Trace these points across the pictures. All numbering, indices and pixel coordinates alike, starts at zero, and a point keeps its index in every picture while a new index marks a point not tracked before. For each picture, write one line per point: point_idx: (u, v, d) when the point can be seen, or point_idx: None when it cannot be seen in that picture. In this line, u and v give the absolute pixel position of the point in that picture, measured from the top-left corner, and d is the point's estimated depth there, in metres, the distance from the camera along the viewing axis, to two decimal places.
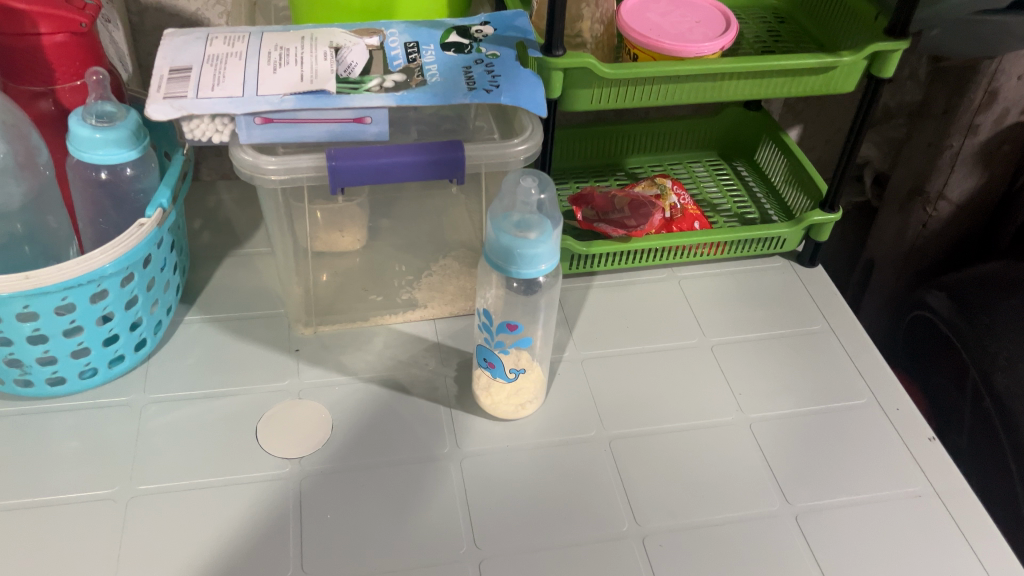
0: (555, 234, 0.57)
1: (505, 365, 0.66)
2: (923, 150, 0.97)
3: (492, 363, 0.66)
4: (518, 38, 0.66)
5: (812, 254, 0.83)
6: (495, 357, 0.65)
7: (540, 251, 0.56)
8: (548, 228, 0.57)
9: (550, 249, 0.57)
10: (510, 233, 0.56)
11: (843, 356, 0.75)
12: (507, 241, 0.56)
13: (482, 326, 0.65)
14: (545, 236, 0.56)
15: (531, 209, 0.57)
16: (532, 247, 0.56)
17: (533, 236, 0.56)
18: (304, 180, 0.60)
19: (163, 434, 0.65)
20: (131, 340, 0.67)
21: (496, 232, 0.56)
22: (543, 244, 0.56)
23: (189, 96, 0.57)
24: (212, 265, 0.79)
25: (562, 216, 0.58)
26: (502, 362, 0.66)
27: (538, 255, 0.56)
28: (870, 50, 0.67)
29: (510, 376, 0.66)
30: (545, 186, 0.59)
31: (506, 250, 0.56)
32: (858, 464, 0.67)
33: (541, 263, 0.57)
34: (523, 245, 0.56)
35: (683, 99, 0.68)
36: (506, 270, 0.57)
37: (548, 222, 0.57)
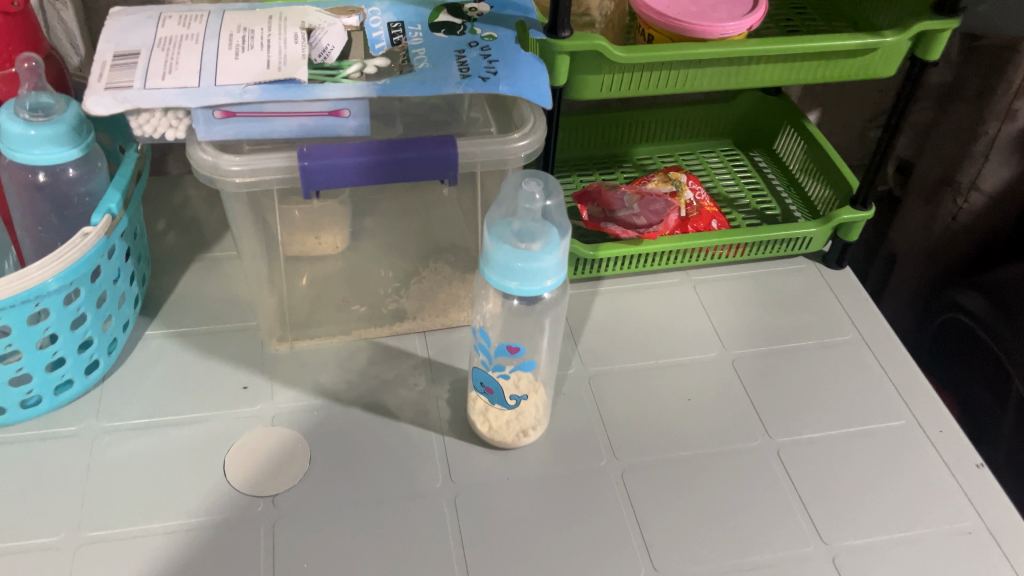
0: (562, 244, 0.49)
1: (504, 393, 0.58)
2: (954, 135, 0.89)
3: (490, 389, 0.58)
4: (518, 17, 0.58)
5: (841, 255, 0.76)
6: (493, 383, 0.57)
7: (545, 265, 0.49)
8: (554, 239, 0.49)
9: (556, 262, 0.49)
10: (511, 244, 0.49)
11: (878, 370, 0.68)
12: (506, 253, 0.48)
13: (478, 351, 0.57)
14: (551, 248, 0.49)
15: (534, 217, 0.50)
16: (534, 260, 0.48)
17: (537, 247, 0.49)
18: (274, 183, 0.53)
19: (117, 469, 0.57)
20: (80, 363, 0.59)
21: (495, 243, 0.49)
22: (549, 257, 0.49)
23: (135, 87, 0.49)
24: (177, 271, 0.71)
25: (570, 225, 0.51)
26: (500, 389, 0.58)
27: (541, 269, 0.49)
28: (916, 29, 0.60)
29: (510, 403, 0.59)
30: (551, 190, 0.51)
31: (505, 265, 0.49)
32: (900, 497, 0.60)
33: (546, 278, 0.49)
34: (525, 258, 0.48)
35: (705, 86, 0.60)
36: (505, 286, 0.49)
37: (554, 231, 0.50)
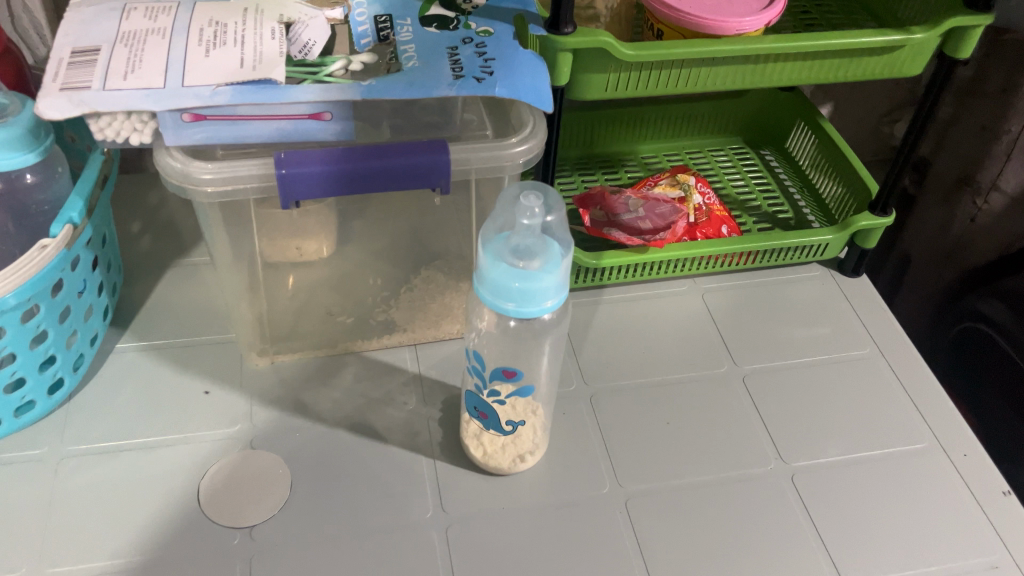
0: (563, 261, 0.45)
1: (500, 418, 0.54)
2: (974, 133, 0.85)
3: (485, 413, 0.54)
4: (516, 11, 0.53)
5: (858, 263, 0.71)
6: (488, 408, 0.54)
7: (544, 284, 0.44)
8: (554, 256, 0.45)
9: (557, 281, 0.45)
10: (508, 262, 0.44)
11: (898, 388, 0.64)
12: (502, 272, 0.44)
13: (472, 373, 0.53)
14: (550, 265, 0.44)
15: (533, 234, 0.45)
16: (533, 279, 0.44)
17: (536, 265, 0.44)
18: (249, 193, 0.48)
19: (82, 497, 0.53)
20: (42, 383, 0.55)
21: (490, 260, 0.44)
22: (549, 276, 0.44)
23: (94, 87, 0.44)
24: (151, 278, 0.67)
25: (572, 241, 0.46)
26: (494, 413, 0.54)
27: (542, 289, 0.44)
28: (947, 26, 0.55)
29: (505, 429, 0.55)
30: (550, 203, 0.47)
31: (501, 284, 0.44)
32: (923, 529, 0.56)
33: (547, 298, 0.45)
34: (523, 277, 0.44)
35: (719, 85, 0.56)
36: (502, 308, 0.45)
37: (554, 248, 0.45)
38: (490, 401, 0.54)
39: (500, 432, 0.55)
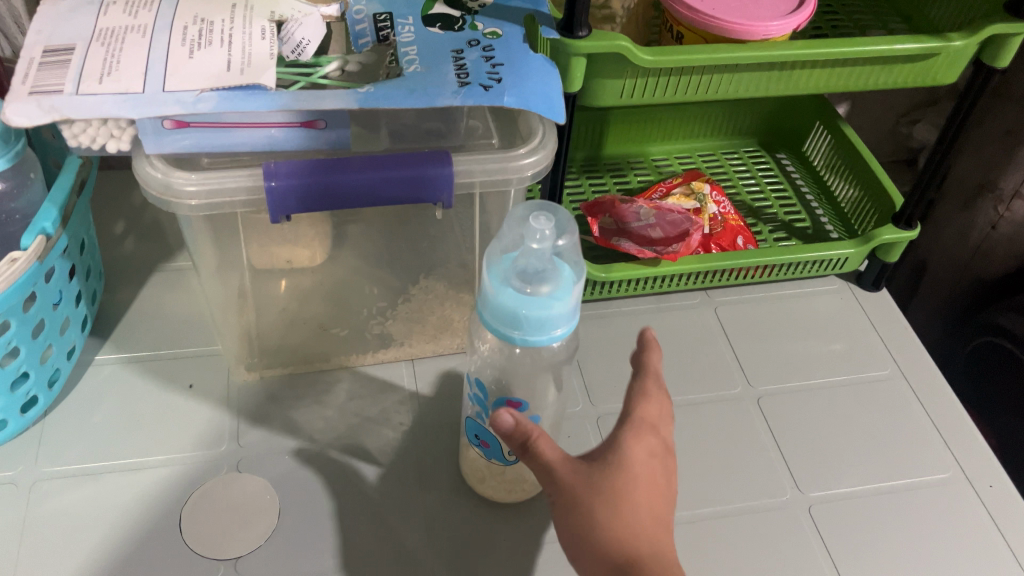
0: (576, 286, 0.41)
1: (500, 447, 0.49)
2: (998, 138, 0.81)
3: (485, 442, 0.50)
4: (526, 11, 0.49)
5: (878, 277, 0.68)
6: (487, 436, 0.49)
7: (555, 312, 0.40)
8: (566, 281, 0.41)
9: (568, 308, 0.41)
10: (514, 287, 0.40)
11: (919, 411, 0.61)
12: (509, 298, 0.40)
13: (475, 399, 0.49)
14: (562, 292, 0.40)
15: (545, 257, 0.41)
16: (542, 307, 0.40)
17: (545, 291, 0.40)
18: (236, 206, 0.45)
19: (55, 523, 0.50)
20: (14, 402, 0.51)
21: (496, 285, 0.41)
22: (560, 303, 0.40)
23: (66, 91, 0.41)
24: (134, 285, 0.63)
25: (583, 264, 0.42)
26: (494, 443, 0.49)
27: (552, 318, 0.40)
28: (986, 34, 0.52)
29: (509, 458, 0.50)
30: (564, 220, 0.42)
31: (509, 312, 0.40)
32: (946, 566, 0.53)
33: (557, 326, 0.41)
34: (532, 305, 0.40)
35: (742, 92, 0.52)
36: (509, 336, 0.41)
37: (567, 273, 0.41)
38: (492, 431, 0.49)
39: (503, 463, 0.50)
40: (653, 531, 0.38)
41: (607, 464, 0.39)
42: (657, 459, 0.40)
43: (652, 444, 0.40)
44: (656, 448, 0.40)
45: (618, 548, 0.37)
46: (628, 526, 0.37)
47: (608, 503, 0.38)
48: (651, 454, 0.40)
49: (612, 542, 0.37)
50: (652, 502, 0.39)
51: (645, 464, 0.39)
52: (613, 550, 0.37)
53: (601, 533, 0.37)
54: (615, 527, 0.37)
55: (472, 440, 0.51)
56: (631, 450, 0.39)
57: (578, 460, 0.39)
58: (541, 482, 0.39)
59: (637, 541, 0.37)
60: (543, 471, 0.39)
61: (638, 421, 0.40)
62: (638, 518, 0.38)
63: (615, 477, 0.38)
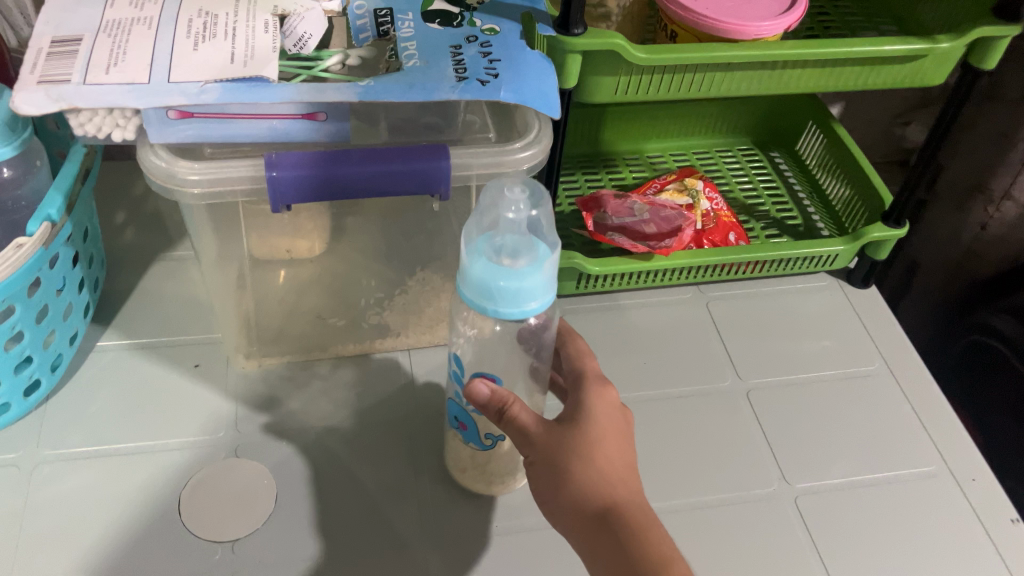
0: (550, 260, 0.40)
1: (478, 430, 0.50)
2: (991, 141, 0.83)
3: (463, 424, 0.50)
4: (524, 8, 0.50)
5: (867, 274, 0.69)
6: (465, 419, 0.49)
7: (530, 285, 0.39)
8: (541, 255, 0.40)
9: (543, 282, 0.40)
10: (490, 260, 0.40)
11: (905, 406, 0.62)
12: (484, 270, 0.39)
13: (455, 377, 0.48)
14: (537, 265, 0.40)
15: (519, 231, 0.41)
16: (517, 279, 0.39)
17: (522, 264, 0.40)
18: (238, 195, 0.46)
19: (57, 505, 0.51)
20: (17, 385, 0.52)
21: (471, 258, 0.40)
22: (535, 276, 0.40)
23: (73, 81, 0.42)
24: (135, 274, 0.64)
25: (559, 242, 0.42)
26: (473, 426, 0.49)
27: (526, 291, 0.39)
28: (972, 36, 0.53)
29: (483, 441, 0.50)
30: (539, 194, 0.42)
31: (483, 285, 0.40)
32: (928, 558, 0.54)
33: (532, 300, 0.40)
34: (508, 277, 0.39)
35: (733, 91, 0.53)
36: (483, 309, 0.40)
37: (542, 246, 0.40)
38: (471, 413, 0.49)
39: (479, 446, 0.51)
40: (624, 477, 0.42)
41: (575, 422, 0.43)
42: (619, 411, 0.45)
43: (611, 400, 0.45)
44: (617, 402, 0.45)
45: (594, 496, 0.41)
46: (602, 470, 0.42)
47: (581, 457, 0.42)
48: (612, 409, 0.44)
49: (588, 492, 0.41)
50: (619, 452, 0.43)
51: (610, 416, 0.44)
52: (591, 498, 0.41)
53: (579, 484, 0.41)
54: (590, 477, 0.41)
55: (450, 422, 0.51)
56: (594, 408, 0.44)
57: (550, 420, 0.43)
58: (518, 445, 0.43)
59: (612, 489, 0.42)
60: (520, 434, 0.43)
61: (594, 381, 0.45)
62: (610, 467, 0.42)
63: (584, 431, 0.42)
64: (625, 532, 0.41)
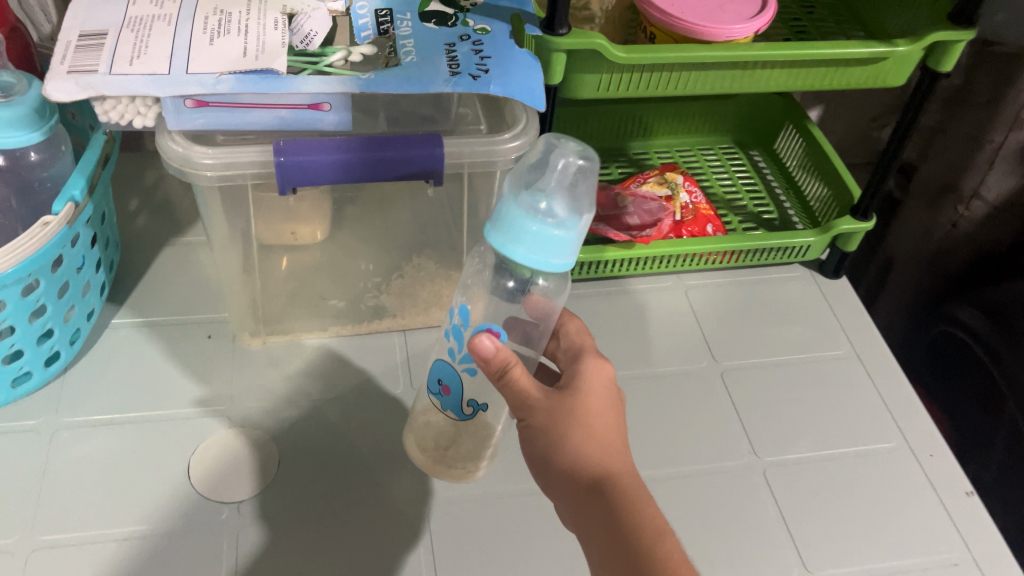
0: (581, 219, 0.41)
1: (461, 397, 0.51)
2: (961, 143, 0.87)
3: (447, 388, 0.51)
4: (513, 10, 0.55)
5: (838, 265, 0.73)
6: (452, 381, 0.51)
7: (556, 240, 0.40)
8: (576, 211, 0.41)
9: (569, 241, 0.41)
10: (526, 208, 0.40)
11: (869, 387, 0.66)
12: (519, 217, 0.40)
13: (451, 332, 0.51)
14: (571, 219, 0.40)
15: (562, 183, 0.41)
16: (547, 228, 0.40)
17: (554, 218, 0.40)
18: (248, 178, 0.50)
19: (76, 467, 0.55)
20: (39, 355, 0.56)
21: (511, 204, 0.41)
22: (567, 230, 0.40)
23: (100, 72, 0.46)
24: (147, 257, 0.68)
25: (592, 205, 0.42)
26: (457, 388, 0.51)
27: (553, 243, 0.40)
28: (929, 40, 0.57)
29: (464, 410, 0.52)
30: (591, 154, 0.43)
31: (515, 224, 0.40)
32: (887, 526, 0.58)
33: (555, 255, 0.41)
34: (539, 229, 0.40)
35: (707, 89, 0.58)
36: (507, 251, 0.41)
37: (580, 204, 0.41)
38: (461, 373, 0.51)
39: (458, 416, 0.52)
40: (613, 449, 0.46)
41: (571, 393, 0.46)
42: (612, 385, 0.48)
43: (605, 376, 0.47)
44: (610, 376, 0.48)
45: (585, 465, 0.44)
46: (595, 439, 0.45)
47: (576, 426, 0.45)
48: (605, 384, 0.47)
49: (580, 460, 0.44)
50: (609, 425, 0.46)
51: (603, 389, 0.47)
52: (585, 467, 0.44)
53: (574, 452, 0.44)
54: (581, 446, 0.45)
55: (431, 388, 0.53)
56: (587, 382, 0.47)
57: (549, 389, 0.46)
58: (516, 409, 0.46)
59: (600, 459, 0.45)
60: (519, 397, 0.45)
61: (591, 357, 0.48)
62: (603, 437, 0.45)
63: (578, 401, 0.45)
64: (617, 498, 0.44)
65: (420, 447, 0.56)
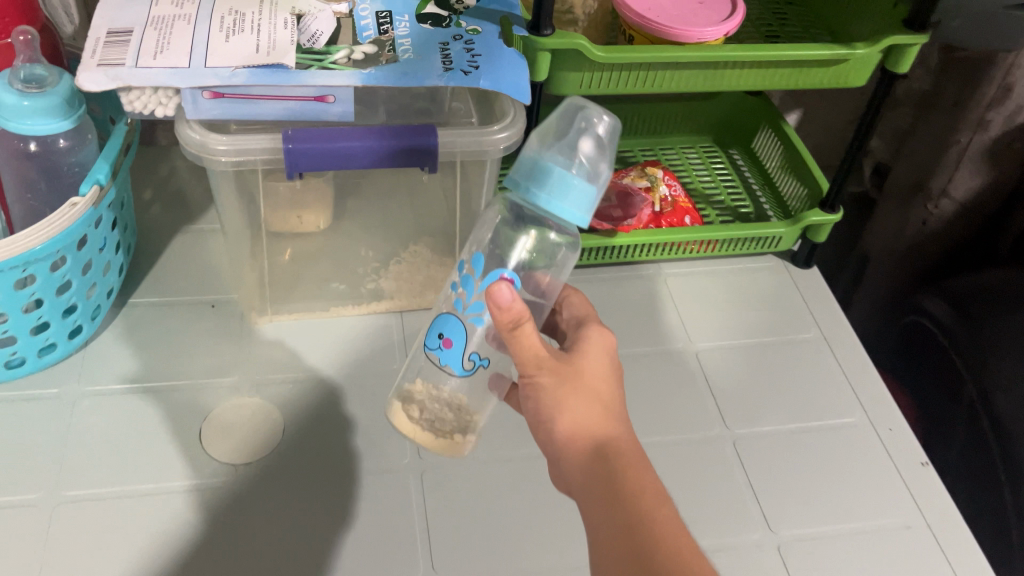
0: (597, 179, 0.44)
1: (465, 348, 0.49)
2: (930, 144, 0.92)
3: (449, 340, 0.49)
4: (502, 13, 0.60)
5: (808, 255, 0.78)
6: (456, 331, 0.49)
7: (574, 192, 0.43)
8: (594, 172, 0.44)
9: (585, 195, 0.44)
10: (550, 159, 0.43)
11: (835, 367, 0.71)
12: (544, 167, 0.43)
13: (460, 283, 0.50)
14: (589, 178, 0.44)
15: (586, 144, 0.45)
16: (567, 181, 0.43)
17: (574, 173, 0.43)
18: (259, 163, 0.55)
19: (96, 431, 0.59)
20: (64, 328, 0.61)
21: (536, 154, 0.44)
22: (586, 189, 0.43)
23: (127, 65, 0.50)
24: (161, 242, 0.73)
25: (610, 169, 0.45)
26: (460, 339, 0.49)
27: (571, 194, 0.43)
28: (886, 43, 0.62)
29: (466, 363, 0.50)
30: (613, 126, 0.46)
31: (539, 173, 0.43)
32: (848, 492, 0.62)
33: (573, 207, 0.43)
34: (560, 181, 0.43)
35: (681, 87, 0.62)
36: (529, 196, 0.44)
37: (599, 168, 0.45)
38: (466, 324, 0.49)
39: (457, 372, 0.50)
40: (616, 415, 0.45)
41: (573, 359, 0.46)
42: (612, 354, 0.48)
43: (608, 345, 0.48)
44: (611, 346, 0.48)
45: (585, 427, 0.44)
46: (593, 401, 0.45)
47: (576, 388, 0.45)
48: (609, 353, 0.48)
49: (581, 421, 0.44)
50: (612, 391, 0.46)
51: (602, 357, 0.47)
52: (583, 429, 0.44)
53: (573, 414, 0.44)
54: (581, 408, 0.44)
55: (430, 344, 0.50)
56: (590, 349, 0.47)
57: (554, 353, 0.45)
58: (521, 367, 0.45)
59: (602, 421, 0.45)
60: (530, 355, 0.44)
61: (592, 329, 0.49)
62: (601, 401, 0.45)
63: (578, 366, 0.46)
64: (614, 460, 0.43)
65: (410, 415, 0.52)
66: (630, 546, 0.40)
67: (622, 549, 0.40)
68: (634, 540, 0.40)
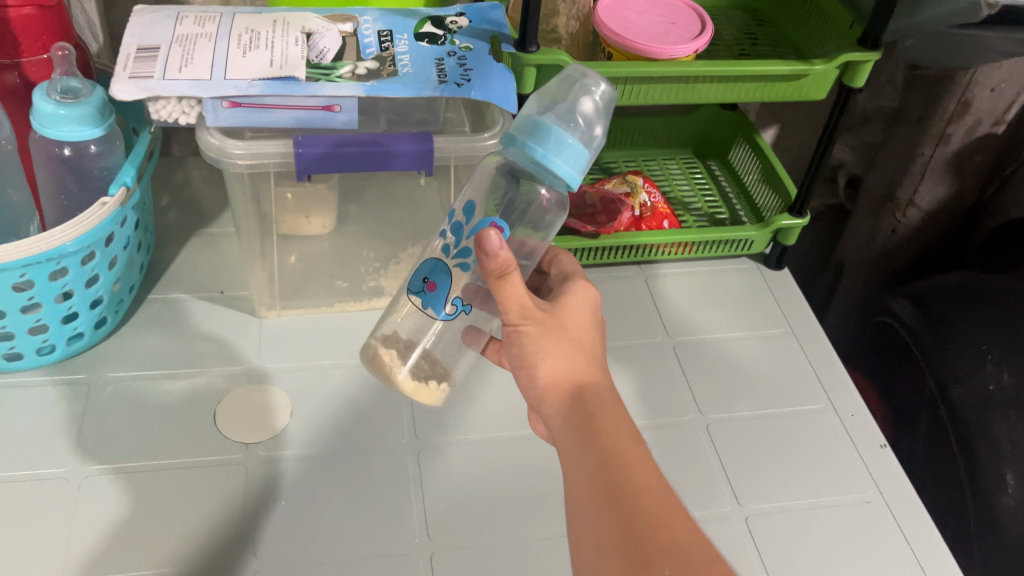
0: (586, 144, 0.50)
1: (449, 294, 0.55)
2: (898, 156, 0.98)
3: (433, 285, 0.55)
4: (492, 32, 0.66)
5: (779, 257, 0.84)
6: (441, 278, 0.55)
7: (567, 150, 0.48)
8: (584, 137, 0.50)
9: (576, 155, 0.49)
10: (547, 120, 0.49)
11: (803, 359, 0.76)
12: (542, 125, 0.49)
13: (449, 232, 0.56)
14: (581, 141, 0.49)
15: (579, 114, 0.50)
16: (562, 138, 0.48)
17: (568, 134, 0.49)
18: (272, 166, 0.60)
19: (119, 412, 0.64)
20: (91, 318, 0.66)
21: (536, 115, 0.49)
22: (578, 149, 0.49)
23: (155, 77, 0.56)
24: (177, 244, 0.79)
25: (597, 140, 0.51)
26: (445, 286, 0.55)
27: (565, 150, 0.48)
28: (842, 60, 0.68)
29: (448, 308, 0.55)
30: (604, 103, 0.52)
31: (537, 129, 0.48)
32: (811, 471, 0.67)
33: (565, 164, 0.49)
34: (555, 137, 0.48)
35: (657, 100, 0.68)
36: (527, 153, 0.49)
37: (588, 136, 0.50)
38: (451, 270, 0.55)
39: (438, 315, 0.55)
40: (595, 362, 0.51)
41: (557, 310, 0.52)
42: (591, 310, 0.54)
43: (587, 302, 0.54)
44: (591, 303, 0.54)
45: (567, 371, 0.50)
46: (574, 349, 0.51)
47: (559, 336, 0.50)
48: (590, 310, 0.53)
49: (563, 365, 0.50)
50: (592, 342, 0.52)
51: (582, 312, 0.53)
52: (565, 372, 0.50)
53: (556, 359, 0.50)
54: (564, 354, 0.50)
55: (415, 288, 0.56)
56: (571, 305, 0.53)
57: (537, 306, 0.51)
58: (508, 316, 0.50)
59: (582, 365, 0.50)
60: (517, 304, 0.49)
61: (573, 287, 0.55)
62: (581, 348, 0.51)
63: (561, 318, 0.51)
64: (592, 400, 0.49)
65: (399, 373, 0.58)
66: (604, 472, 0.45)
67: (597, 474, 0.45)
68: (609, 469, 0.45)
